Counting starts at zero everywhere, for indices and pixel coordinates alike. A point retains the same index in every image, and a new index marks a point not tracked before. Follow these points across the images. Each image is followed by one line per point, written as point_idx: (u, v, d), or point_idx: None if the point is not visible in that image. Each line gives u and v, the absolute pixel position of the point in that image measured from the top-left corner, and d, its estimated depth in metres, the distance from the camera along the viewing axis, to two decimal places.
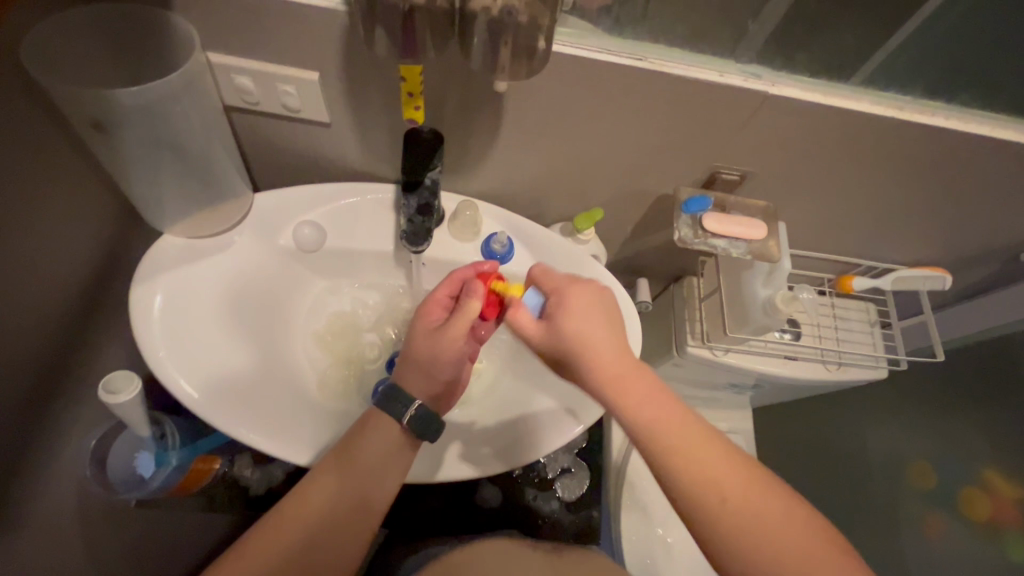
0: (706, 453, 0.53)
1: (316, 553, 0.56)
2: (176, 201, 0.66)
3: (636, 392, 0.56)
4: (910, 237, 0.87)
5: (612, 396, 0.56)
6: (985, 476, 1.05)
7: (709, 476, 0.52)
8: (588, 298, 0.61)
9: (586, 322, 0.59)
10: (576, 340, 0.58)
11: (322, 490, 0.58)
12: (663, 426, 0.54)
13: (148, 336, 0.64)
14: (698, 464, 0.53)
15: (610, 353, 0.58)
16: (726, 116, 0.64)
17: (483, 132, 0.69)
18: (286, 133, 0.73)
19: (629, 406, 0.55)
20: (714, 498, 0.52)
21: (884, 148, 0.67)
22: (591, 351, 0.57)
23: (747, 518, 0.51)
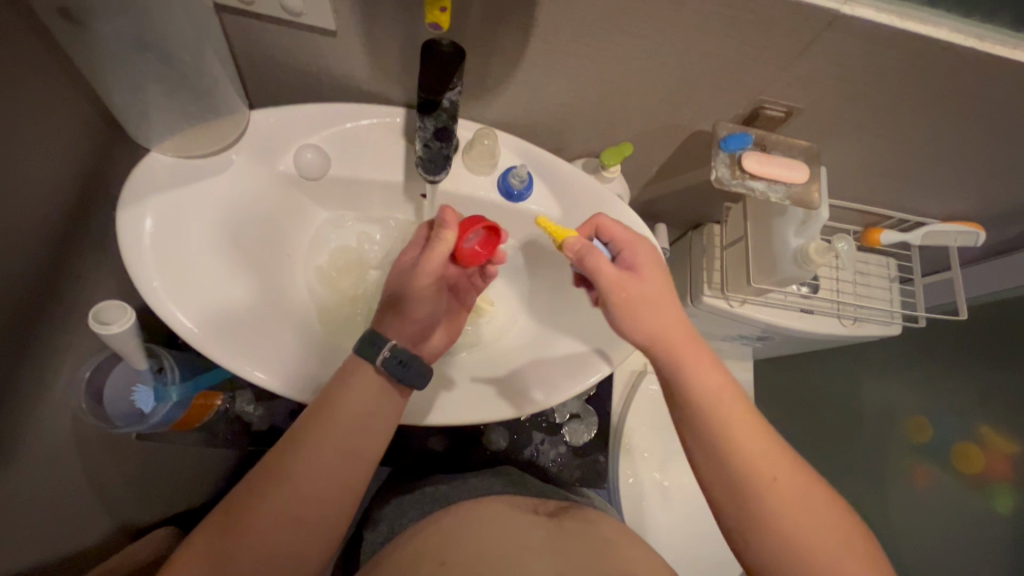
0: (754, 438, 0.55)
1: (302, 521, 0.52)
2: (162, 114, 0.58)
3: (696, 360, 0.57)
4: (953, 189, 0.82)
5: (668, 354, 0.57)
6: (985, 433, 1.06)
7: (756, 457, 0.54)
8: (652, 257, 0.61)
9: (655, 279, 0.59)
10: (633, 293, 0.57)
11: (307, 452, 0.53)
12: (717, 399, 0.56)
13: (140, 266, 0.59)
14: (746, 444, 0.55)
15: (671, 311, 0.58)
16: (786, 41, 0.57)
17: (510, 48, 0.62)
18: (284, 42, 0.64)
19: (689, 371, 0.57)
20: (751, 481, 0.54)
21: (950, 87, 0.62)
22: (659, 303, 0.58)
23: (782, 504, 0.53)
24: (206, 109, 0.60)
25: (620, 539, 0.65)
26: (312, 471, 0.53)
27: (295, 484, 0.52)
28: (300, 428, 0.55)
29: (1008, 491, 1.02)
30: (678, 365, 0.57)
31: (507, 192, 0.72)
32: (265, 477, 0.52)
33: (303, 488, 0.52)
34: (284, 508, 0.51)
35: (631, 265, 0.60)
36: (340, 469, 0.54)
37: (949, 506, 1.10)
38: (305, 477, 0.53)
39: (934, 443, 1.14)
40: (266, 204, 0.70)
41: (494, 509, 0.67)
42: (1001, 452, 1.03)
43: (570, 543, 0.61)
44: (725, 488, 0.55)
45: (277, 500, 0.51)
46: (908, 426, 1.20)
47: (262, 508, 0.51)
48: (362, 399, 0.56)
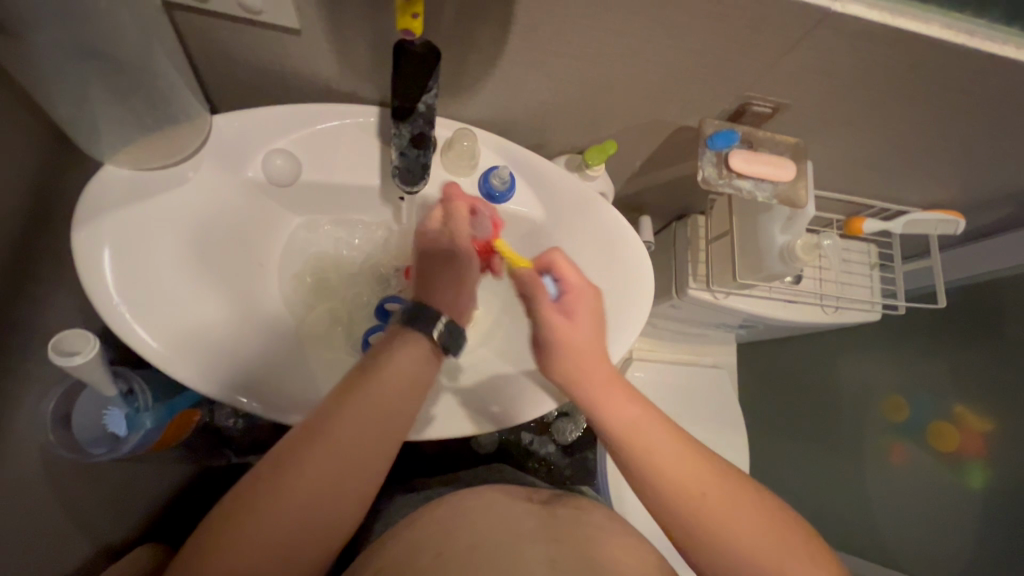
0: (675, 461, 0.55)
1: (337, 492, 0.47)
2: (113, 125, 0.53)
3: (620, 402, 0.57)
4: (935, 179, 0.81)
5: (586, 394, 0.57)
6: (957, 412, 1.11)
7: (681, 478, 0.54)
8: (591, 305, 0.58)
9: (584, 332, 0.57)
10: (553, 336, 0.57)
11: (349, 420, 0.48)
12: (638, 434, 0.56)
13: (101, 288, 0.55)
14: (671, 468, 0.54)
15: (596, 359, 0.58)
16: (775, 38, 0.55)
17: (488, 46, 0.59)
18: (246, 41, 0.60)
19: (613, 411, 0.57)
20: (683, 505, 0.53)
21: (937, 82, 0.60)
22: (581, 357, 0.57)
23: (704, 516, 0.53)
24: (162, 119, 0.56)
25: (612, 527, 0.64)
26: (351, 442, 0.48)
27: (333, 453, 0.47)
28: (346, 391, 0.50)
29: (984, 470, 1.05)
30: (595, 407, 0.57)
31: (488, 194, 0.70)
32: (300, 444, 0.47)
33: (343, 454, 0.47)
34: (317, 478, 0.46)
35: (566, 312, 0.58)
36: (377, 442, 0.49)
37: (924, 482, 1.14)
38: (344, 446, 0.48)
39: (910, 422, 1.18)
40: (235, 215, 0.66)
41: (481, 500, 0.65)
42: (975, 430, 1.07)
43: (563, 532, 0.59)
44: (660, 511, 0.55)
45: (312, 469, 0.46)
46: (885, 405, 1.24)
47: (299, 471, 0.46)
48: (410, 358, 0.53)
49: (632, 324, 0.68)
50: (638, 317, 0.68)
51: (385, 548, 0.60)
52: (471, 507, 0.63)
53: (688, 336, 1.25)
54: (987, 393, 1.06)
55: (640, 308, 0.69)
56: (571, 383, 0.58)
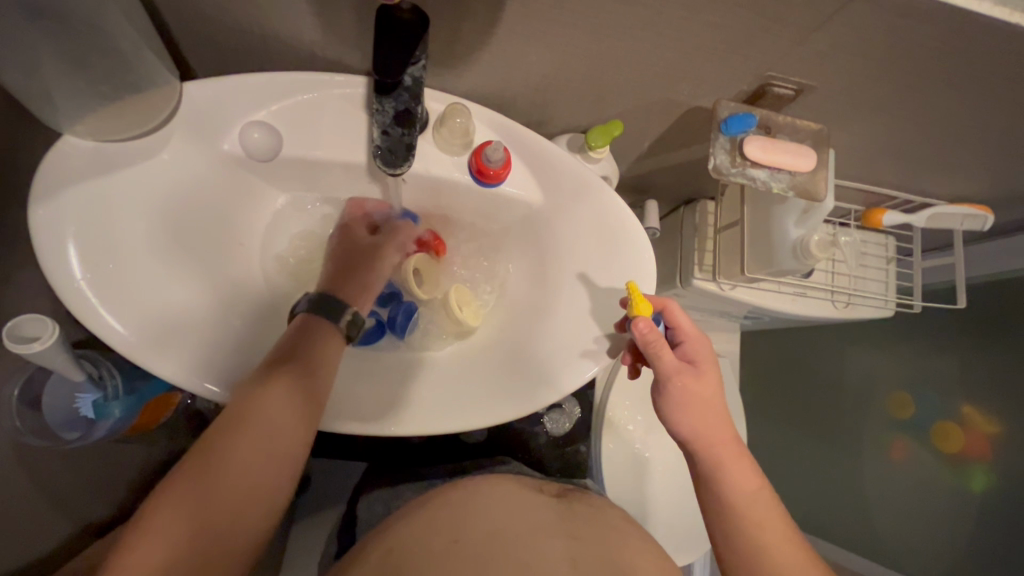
0: (785, 543, 0.53)
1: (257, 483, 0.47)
2: (69, 92, 0.49)
3: (734, 468, 0.55)
4: (967, 171, 0.75)
5: (710, 455, 0.55)
6: (964, 412, 1.07)
7: (785, 562, 0.52)
8: (708, 357, 0.58)
9: (707, 387, 0.56)
10: (698, 392, 0.56)
11: (255, 412, 0.49)
12: (746, 502, 0.54)
13: (63, 270, 0.52)
14: (771, 548, 0.52)
15: (717, 417, 0.56)
16: (804, 12, 0.49)
17: (482, 13, 0.53)
18: (216, 2, 0.54)
19: (723, 477, 0.55)
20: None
21: (982, 68, 0.54)
22: (704, 409, 0.56)
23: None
24: (123, 86, 0.51)
25: (629, 529, 0.60)
26: (269, 431, 0.49)
27: (253, 442, 0.48)
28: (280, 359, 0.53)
29: (986, 472, 1.03)
30: (717, 469, 0.55)
31: (481, 172, 0.64)
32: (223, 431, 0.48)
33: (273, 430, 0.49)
34: (245, 471, 0.46)
35: (692, 359, 0.58)
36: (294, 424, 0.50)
37: (924, 481, 1.12)
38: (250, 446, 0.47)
39: (915, 419, 1.16)
40: (212, 191, 0.62)
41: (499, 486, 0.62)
42: (983, 434, 1.04)
43: (583, 530, 0.57)
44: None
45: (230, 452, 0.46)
46: (889, 401, 1.20)
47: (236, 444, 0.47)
48: (328, 366, 0.55)
49: None
50: None
51: (388, 531, 0.57)
52: (485, 496, 0.60)
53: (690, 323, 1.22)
54: (997, 395, 1.03)
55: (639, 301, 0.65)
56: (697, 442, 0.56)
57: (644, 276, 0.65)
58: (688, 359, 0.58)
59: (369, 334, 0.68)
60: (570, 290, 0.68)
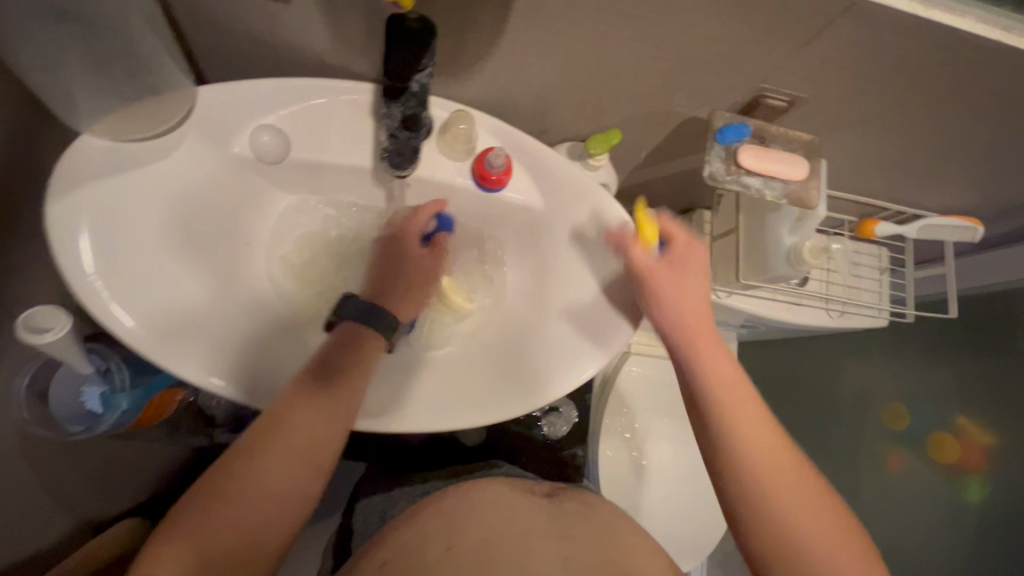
0: (784, 460, 0.55)
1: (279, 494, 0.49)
2: (89, 92, 0.51)
3: (745, 413, 0.57)
4: (956, 184, 0.77)
5: (705, 361, 0.59)
6: (959, 423, 1.08)
7: (786, 478, 0.54)
8: (698, 255, 0.63)
9: (690, 278, 0.62)
10: (690, 320, 0.61)
11: (284, 424, 0.51)
12: (758, 450, 0.55)
13: (75, 263, 0.53)
14: (783, 484, 0.54)
15: (705, 326, 0.61)
16: (794, 26, 0.51)
17: (486, 24, 0.55)
18: (231, 9, 0.57)
19: (738, 420, 0.56)
20: (785, 498, 0.53)
21: (965, 82, 0.57)
22: (684, 304, 0.61)
23: (803, 517, 0.52)
24: (141, 89, 0.54)
25: (619, 525, 0.61)
26: (286, 469, 0.50)
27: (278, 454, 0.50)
28: (314, 380, 0.54)
29: (982, 483, 1.04)
30: (729, 412, 0.57)
31: (485, 176, 0.66)
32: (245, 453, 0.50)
33: (290, 462, 0.50)
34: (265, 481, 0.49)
35: (677, 258, 0.62)
36: (327, 432, 0.53)
37: (923, 493, 1.12)
38: (262, 481, 0.49)
39: (910, 431, 1.17)
40: (221, 191, 0.64)
41: (493, 490, 0.63)
42: (978, 443, 1.05)
43: (573, 530, 0.57)
44: (763, 505, 0.53)
45: (246, 481, 0.48)
46: (883, 412, 1.21)
47: (257, 470, 0.49)
48: (355, 386, 0.55)
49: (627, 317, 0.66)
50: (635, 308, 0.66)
51: (385, 542, 0.57)
52: (478, 501, 0.60)
53: None
54: (991, 406, 1.04)
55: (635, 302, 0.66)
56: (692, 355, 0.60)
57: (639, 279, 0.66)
58: (677, 258, 0.62)
59: None
60: (572, 287, 0.69)
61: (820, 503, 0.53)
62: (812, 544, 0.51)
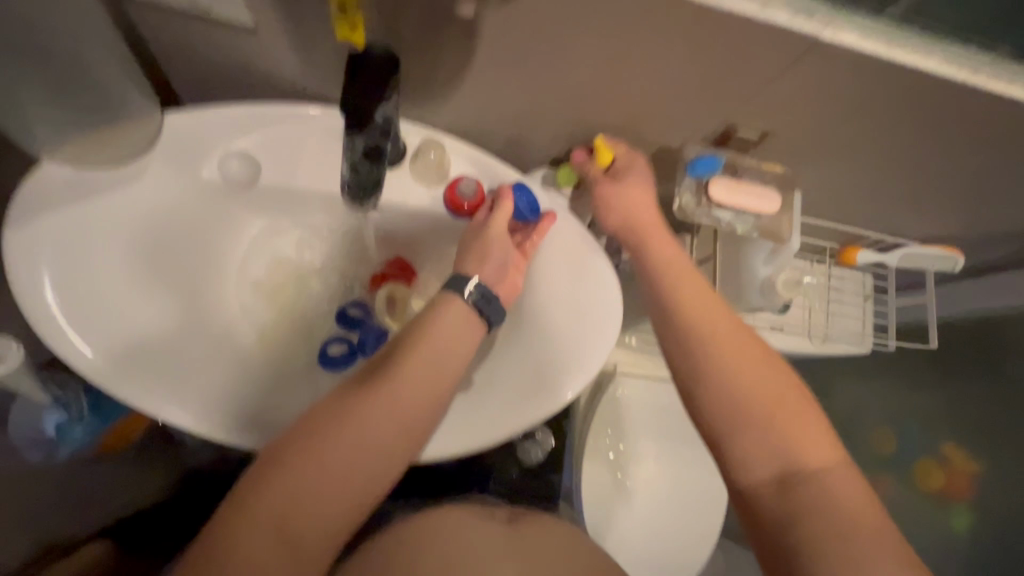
0: (759, 371, 0.50)
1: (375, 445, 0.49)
2: (50, 118, 0.51)
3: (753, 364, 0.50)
4: (935, 214, 0.77)
5: (677, 288, 0.55)
6: (947, 451, 1.11)
7: (761, 391, 0.49)
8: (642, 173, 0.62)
9: (632, 189, 0.61)
10: (633, 217, 0.60)
11: (371, 407, 0.50)
12: (758, 389, 0.49)
13: (32, 284, 0.53)
14: (782, 421, 0.48)
15: (684, 273, 0.56)
16: (759, 62, 0.51)
17: (453, 54, 0.55)
18: (199, 37, 0.57)
19: (736, 366, 0.50)
20: (764, 411, 0.49)
21: (936, 119, 0.56)
22: (643, 228, 0.60)
23: (784, 432, 0.48)
24: (104, 114, 0.54)
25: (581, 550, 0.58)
26: (367, 443, 0.49)
27: (389, 402, 0.51)
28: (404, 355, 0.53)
29: (968, 511, 1.08)
30: (715, 349, 0.51)
31: (455, 204, 0.65)
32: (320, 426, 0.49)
33: (371, 430, 0.49)
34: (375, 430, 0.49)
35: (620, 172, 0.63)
36: (406, 417, 0.51)
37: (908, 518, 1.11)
38: (356, 448, 0.48)
39: (896, 457, 1.15)
40: (189, 215, 0.64)
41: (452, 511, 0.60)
42: (963, 472, 1.09)
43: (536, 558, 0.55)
44: (741, 428, 0.49)
45: (331, 450, 0.47)
46: (871, 438, 1.18)
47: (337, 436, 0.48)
48: (456, 350, 0.55)
49: (600, 349, 0.64)
50: (607, 341, 0.64)
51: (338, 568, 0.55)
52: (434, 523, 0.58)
53: None
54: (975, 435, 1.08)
55: (607, 335, 0.64)
56: (649, 275, 0.57)
57: (611, 311, 0.65)
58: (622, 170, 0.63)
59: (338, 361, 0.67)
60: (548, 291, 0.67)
61: (799, 407, 0.49)
62: (795, 455, 0.47)
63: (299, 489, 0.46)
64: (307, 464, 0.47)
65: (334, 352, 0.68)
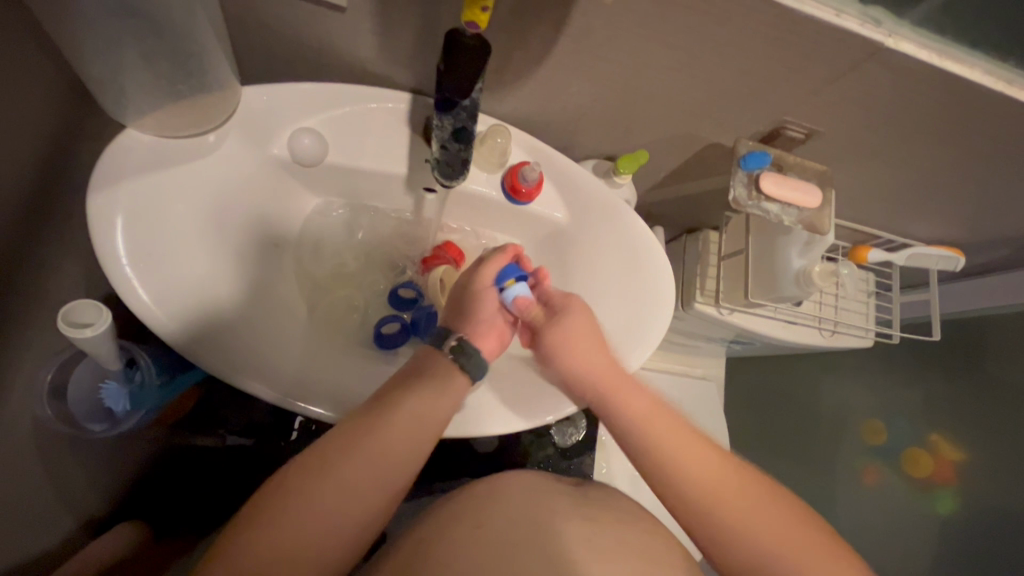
0: (695, 451, 0.55)
1: (361, 495, 0.46)
2: (145, 88, 0.51)
3: (626, 398, 0.58)
4: (944, 216, 0.84)
5: (599, 390, 0.59)
6: (933, 440, 1.16)
7: (704, 472, 0.54)
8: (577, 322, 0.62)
9: (575, 334, 0.61)
10: (591, 374, 0.59)
11: (364, 453, 0.47)
12: (645, 428, 0.57)
13: (112, 253, 0.52)
14: (683, 454, 0.55)
15: (598, 361, 0.60)
16: (824, 66, 0.56)
17: (536, 45, 0.58)
18: (284, 13, 0.57)
19: (618, 411, 0.58)
20: (700, 486, 0.54)
21: (966, 127, 0.62)
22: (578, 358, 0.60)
23: (726, 501, 0.53)
24: (196, 88, 0.54)
25: (640, 514, 0.59)
26: (353, 488, 0.46)
27: (377, 452, 0.47)
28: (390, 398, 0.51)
29: (954, 497, 1.11)
30: (613, 401, 0.58)
31: (518, 187, 0.68)
32: (317, 465, 0.46)
33: (369, 476, 0.47)
34: (358, 477, 0.46)
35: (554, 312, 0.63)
36: (397, 463, 0.48)
37: (901, 505, 1.18)
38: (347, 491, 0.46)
39: (887, 447, 1.24)
40: (256, 191, 0.64)
41: (519, 478, 0.61)
42: (948, 458, 1.13)
43: (600, 513, 0.56)
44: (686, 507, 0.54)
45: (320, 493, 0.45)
46: (863, 429, 1.28)
47: (332, 476, 0.45)
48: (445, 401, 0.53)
49: (657, 328, 0.67)
50: (663, 321, 0.68)
51: (413, 531, 0.56)
52: (501, 489, 0.58)
53: (683, 348, 1.27)
54: (965, 428, 1.11)
55: (662, 316, 0.68)
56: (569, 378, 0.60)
57: (664, 290, 0.69)
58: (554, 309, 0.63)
59: (396, 337, 0.69)
60: (598, 277, 0.72)
61: (691, 436, 0.57)
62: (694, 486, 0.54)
63: (281, 542, 0.42)
64: (298, 506, 0.44)
65: (389, 332, 0.69)
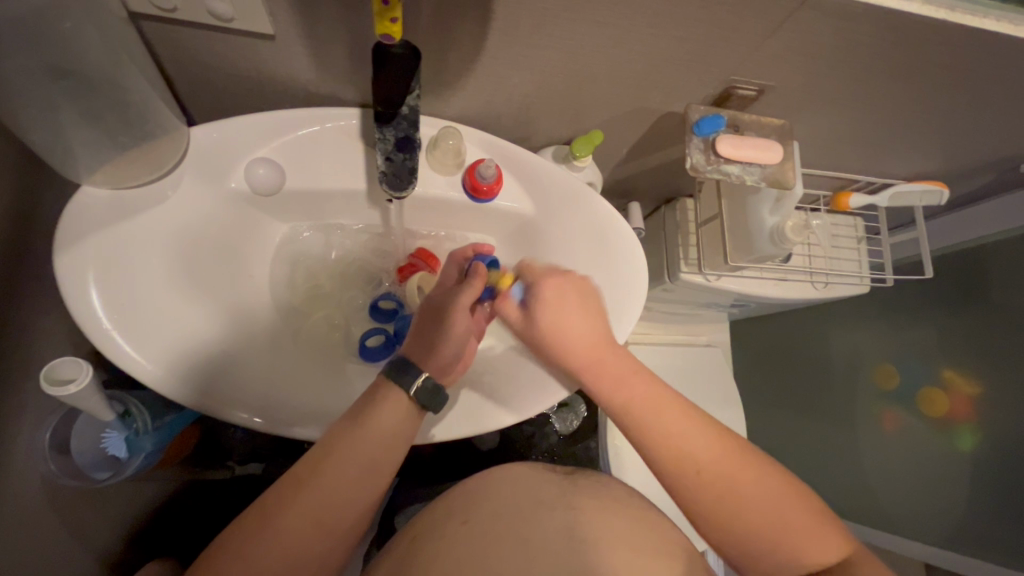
0: (700, 441, 0.56)
1: (313, 531, 0.48)
2: (92, 145, 0.52)
3: (613, 372, 0.60)
4: (919, 150, 0.82)
5: (593, 374, 0.60)
6: (946, 377, 1.12)
7: (713, 463, 0.55)
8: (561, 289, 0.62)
9: (562, 313, 0.61)
10: (585, 349, 0.60)
11: (314, 488, 0.49)
12: (642, 404, 0.59)
13: (86, 309, 0.54)
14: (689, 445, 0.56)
15: (581, 337, 0.61)
16: (758, 21, 0.55)
17: (468, 43, 0.57)
18: (218, 48, 0.58)
19: (612, 387, 0.60)
20: (697, 471, 0.55)
21: (919, 60, 0.60)
22: (563, 337, 0.61)
23: (728, 484, 0.54)
24: (138, 137, 0.55)
25: (629, 501, 0.59)
26: (300, 527, 0.47)
27: (328, 488, 0.49)
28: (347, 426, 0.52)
29: (973, 433, 1.07)
30: (610, 382, 0.60)
31: (478, 184, 0.68)
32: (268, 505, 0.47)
33: (317, 511, 0.48)
34: (310, 512, 0.48)
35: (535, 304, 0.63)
36: (344, 497, 0.50)
37: (915, 445, 1.17)
38: (293, 531, 0.47)
39: (900, 390, 1.20)
40: (220, 225, 0.65)
41: (511, 472, 0.62)
42: (965, 395, 1.09)
43: (590, 502, 0.57)
44: (678, 483, 0.56)
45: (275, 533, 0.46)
46: (875, 373, 1.25)
47: (284, 516, 0.47)
48: (389, 421, 0.53)
49: (634, 304, 0.68)
50: (638, 298, 0.68)
51: (404, 533, 0.58)
52: (490, 485, 0.59)
53: (681, 318, 1.27)
54: (976, 358, 1.07)
55: (637, 296, 0.68)
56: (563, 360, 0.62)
57: (637, 267, 0.69)
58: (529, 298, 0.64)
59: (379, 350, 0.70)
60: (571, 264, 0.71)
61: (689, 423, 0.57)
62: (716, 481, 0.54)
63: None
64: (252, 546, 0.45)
65: (373, 345, 0.71)
